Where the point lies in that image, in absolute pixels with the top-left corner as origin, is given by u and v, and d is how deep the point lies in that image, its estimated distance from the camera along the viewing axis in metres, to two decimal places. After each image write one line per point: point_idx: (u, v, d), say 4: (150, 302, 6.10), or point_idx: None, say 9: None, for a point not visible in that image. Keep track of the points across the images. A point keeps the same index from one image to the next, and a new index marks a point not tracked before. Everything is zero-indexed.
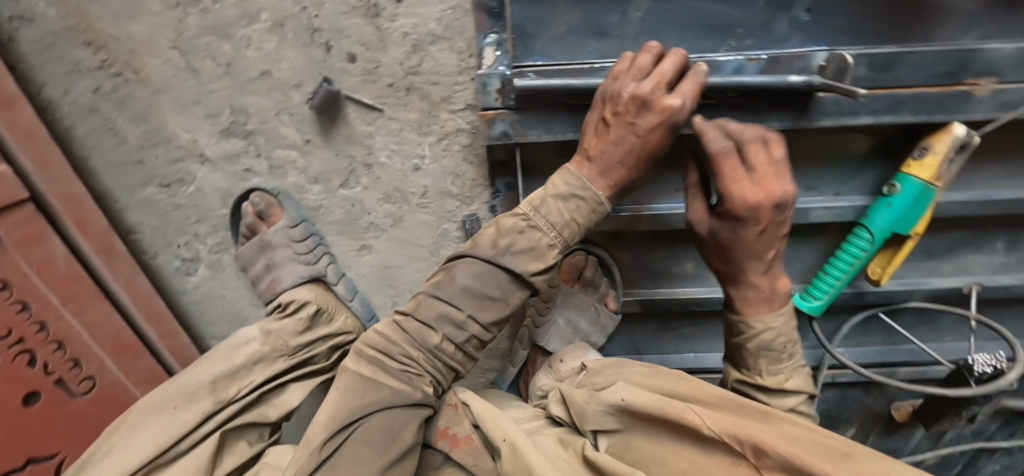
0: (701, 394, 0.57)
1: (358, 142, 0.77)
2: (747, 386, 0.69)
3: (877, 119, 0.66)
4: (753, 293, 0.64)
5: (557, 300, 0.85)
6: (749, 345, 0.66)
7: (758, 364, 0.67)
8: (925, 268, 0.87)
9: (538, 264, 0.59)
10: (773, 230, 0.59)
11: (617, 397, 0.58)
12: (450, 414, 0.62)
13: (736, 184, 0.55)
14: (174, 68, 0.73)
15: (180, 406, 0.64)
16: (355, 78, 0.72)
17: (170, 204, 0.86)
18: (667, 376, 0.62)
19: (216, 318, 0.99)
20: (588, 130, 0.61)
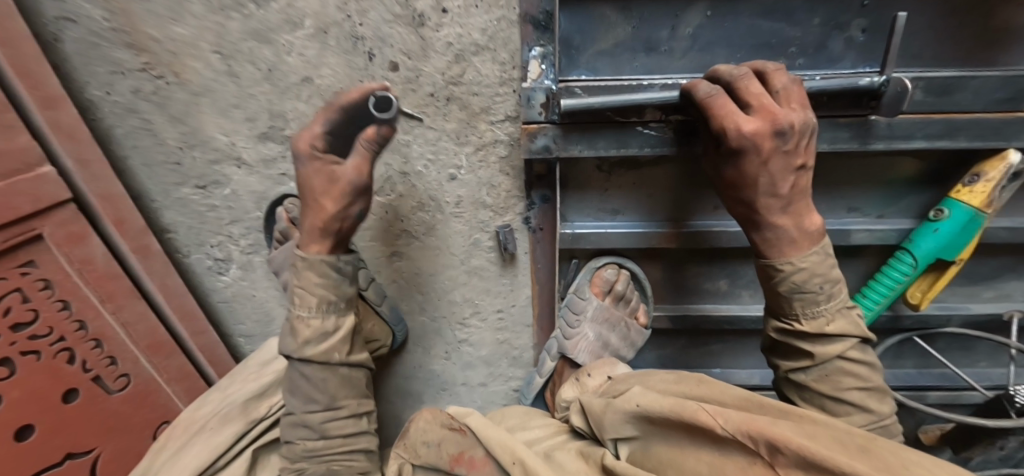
0: (720, 397, 0.56)
1: (395, 150, 0.77)
2: (786, 336, 0.63)
3: (932, 144, 0.64)
4: (776, 235, 0.58)
5: (588, 313, 0.81)
6: (779, 289, 0.60)
7: (793, 308, 0.60)
8: (965, 292, 0.86)
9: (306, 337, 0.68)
10: (784, 158, 0.54)
11: (633, 403, 0.57)
12: (461, 439, 0.66)
13: (727, 116, 0.53)
14: (215, 72, 0.73)
15: (215, 428, 0.69)
16: (396, 86, 0.71)
17: (205, 205, 0.86)
18: (687, 381, 0.61)
19: (245, 317, 1.00)
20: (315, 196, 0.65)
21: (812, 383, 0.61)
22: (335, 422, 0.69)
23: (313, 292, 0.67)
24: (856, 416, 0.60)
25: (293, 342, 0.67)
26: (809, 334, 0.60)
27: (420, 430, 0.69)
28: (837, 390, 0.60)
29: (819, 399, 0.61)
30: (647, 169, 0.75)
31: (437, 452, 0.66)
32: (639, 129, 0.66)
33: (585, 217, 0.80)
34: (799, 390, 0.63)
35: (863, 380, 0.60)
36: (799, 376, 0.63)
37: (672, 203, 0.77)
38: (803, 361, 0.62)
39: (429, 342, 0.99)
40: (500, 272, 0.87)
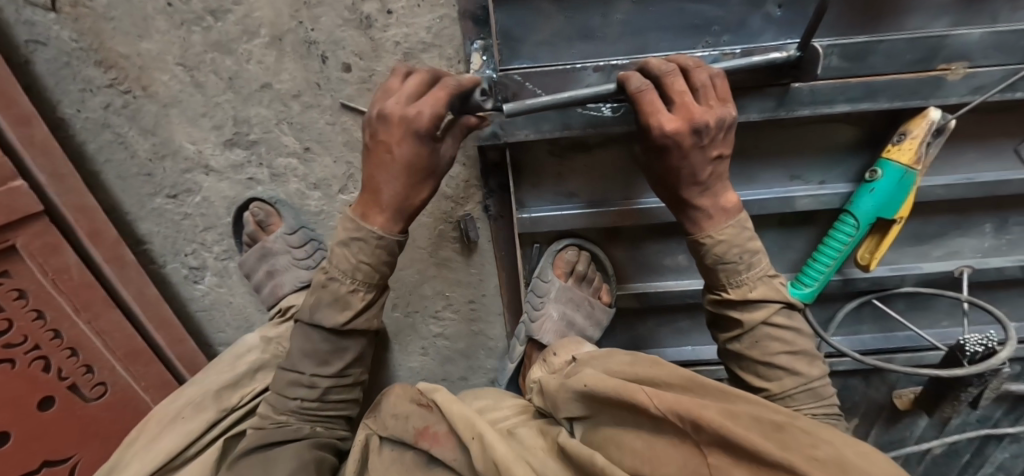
0: (664, 376, 0.55)
1: (356, 148, 0.81)
2: (719, 308, 0.68)
3: (852, 107, 0.69)
4: (698, 214, 0.64)
5: (551, 294, 0.84)
6: (705, 262, 0.65)
7: (720, 278, 0.65)
8: (914, 253, 0.89)
9: (345, 312, 0.72)
10: (701, 151, 0.59)
11: (580, 383, 0.58)
12: (427, 414, 0.68)
13: (653, 114, 0.57)
14: (181, 83, 0.78)
15: (188, 415, 0.72)
16: (352, 86, 0.76)
17: (179, 214, 0.89)
18: (641, 361, 0.59)
19: (225, 325, 1.02)
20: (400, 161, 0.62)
21: (746, 350, 0.66)
22: (337, 388, 0.77)
23: (373, 269, 0.70)
24: (786, 378, 0.65)
25: (344, 314, 0.72)
26: (736, 301, 0.65)
27: (391, 404, 0.72)
28: (767, 355, 0.65)
29: (754, 365, 0.66)
30: (597, 150, 0.78)
31: (404, 425, 0.68)
32: (579, 111, 0.69)
33: (542, 203, 0.82)
34: (736, 359, 0.68)
35: (789, 343, 0.65)
36: (734, 345, 0.67)
37: (624, 181, 0.80)
38: (735, 329, 0.66)
39: (406, 338, 1.01)
40: (466, 262, 0.90)
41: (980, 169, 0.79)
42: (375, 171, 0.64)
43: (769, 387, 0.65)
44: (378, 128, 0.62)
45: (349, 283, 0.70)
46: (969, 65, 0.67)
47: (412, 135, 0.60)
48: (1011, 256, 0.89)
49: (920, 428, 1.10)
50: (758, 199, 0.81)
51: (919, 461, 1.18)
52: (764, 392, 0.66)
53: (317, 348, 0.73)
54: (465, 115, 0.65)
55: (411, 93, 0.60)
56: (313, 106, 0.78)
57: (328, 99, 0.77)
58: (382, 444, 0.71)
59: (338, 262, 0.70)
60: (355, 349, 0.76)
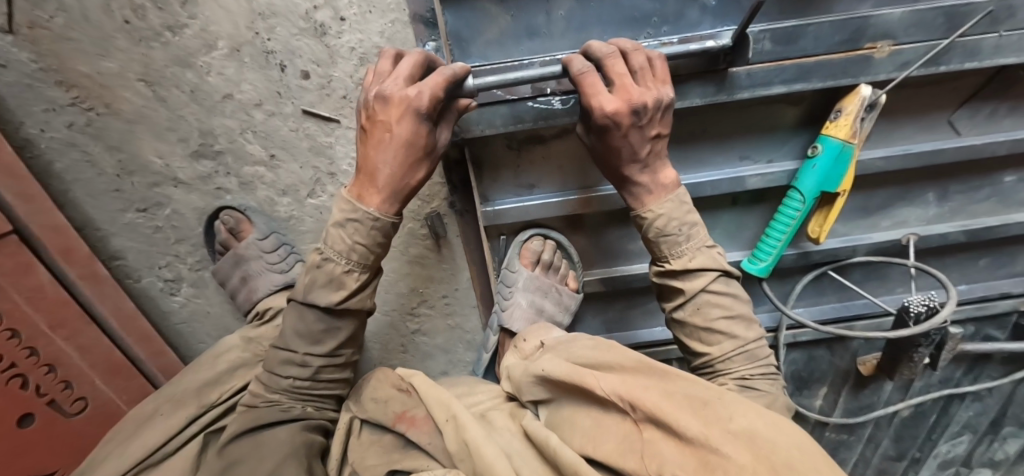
0: (617, 359, 0.58)
1: (321, 153, 0.83)
2: (664, 280, 0.73)
3: (789, 89, 0.73)
4: (640, 191, 0.69)
5: (519, 284, 0.87)
6: (649, 235, 0.70)
7: (662, 250, 0.71)
8: (865, 224, 0.94)
9: (340, 291, 0.72)
10: (639, 132, 0.63)
11: (539, 367, 0.61)
12: (406, 399, 0.70)
13: (594, 97, 0.60)
14: (144, 99, 0.79)
15: (168, 412, 0.73)
16: (312, 93, 0.78)
17: (151, 228, 0.91)
18: (600, 344, 0.62)
19: (204, 336, 1.03)
20: (398, 135, 0.64)
21: (691, 318, 0.72)
22: (328, 368, 0.77)
23: (369, 249, 0.71)
24: (726, 341, 0.71)
25: (339, 293, 0.72)
26: (679, 271, 0.70)
27: (372, 388, 0.74)
28: (708, 320, 0.71)
29: (698, 331, 0.72)
30: (553, 142, 0.81)
31: (383, 409, 0.70)
32: (529, 104, 0.72)
33: (505, 195, 0.84)
34: (682, 328, 0.74)
35: (727, 308, 0.71)
36: (679, 314, 0.73)
37: (581, 170, 0.83)
38: (679, 299, 0.72)
39: (385, 337, 1.03)
40: (437, 257, 0.93)
41: (915, 141, 0.84)
42: (374, 152, 0.66)
43: (711, 350, 0.72)
44: (376, 107, 0.64)
45: (343, 263, 0.70)
46: (893, 43, 0.71)
47: (412, 113, 0.63)
48: (955, 222, 0.94)
49: (887, 392, 1.15)
50: (711, 180, 0.84)
51: (889, 425, 1.23)
52: (707, 356, 0.72)
53: (311, 327, 0.73)
54: (459, 99, 0.67)
55: (409, 76, 0.64)
56: (275, 114, 0.80)
57: (290, 106, 0.79)
58: (361, 427, 0.73)
59: (333, 242, 0.70)
60: (349, 330, 0.76)
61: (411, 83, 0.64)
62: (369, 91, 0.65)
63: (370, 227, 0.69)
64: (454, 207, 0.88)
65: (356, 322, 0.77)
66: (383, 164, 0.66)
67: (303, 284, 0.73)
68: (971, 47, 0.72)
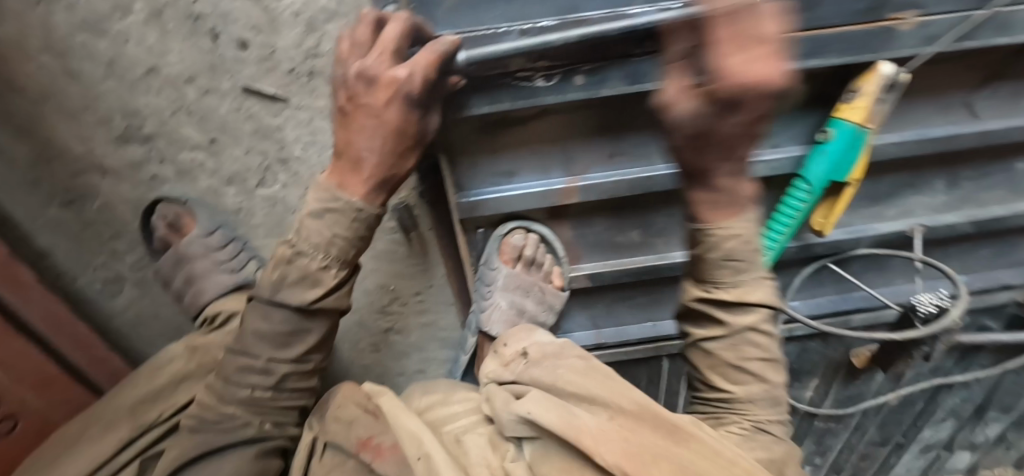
0: (619, 400, 0.51)
1: (268, 137, 0.72)
2: (705, 305, 0.64)
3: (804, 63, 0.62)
4: (709, 196, 0.56)
5: (499, 283, 0.81)
6: (709, 256, 0.60)
7: (719, 275, 0.61)
8: (871, 213, 0.86)
9: (316, 290, 0.63)
10: (754, 124, 0.43)
11: (525, 409, 0.52)
12: (373, 423, 0.61)
13: (678, 100, 0.43)
14: (52, 74, 0.67)
15: (97, 436, 0.63)
16: (252, 67, 0.66)
17: (79, 223, 0.80)
18: (596, 375, 0.56)
19: (154, 337, 0.94)
20: (385, 119, 0.56)
21: (719, 350, 0.65)
22: (294, 376, 0.67)
23: (349, 243, 0.63)
24: (753, 384, 0.65)
25: (314, 292, 0.63)
26: (732, 301, 0.62)
27: (336, 406, 0.65)
28: (741, 358, 0.64)
29: (723, 368, 0.65)
30: (533, 123, 0.69)
31: (347, 431, 0.61)
32: (507, 82, 0.61)
33: (484, 184, 0.74)
34: (707, 358, 0.67)
35: (764, 352, 0.64)
36: (709, 343, 0.66)
37: (564, 154, 0.73)
38: (717, 328, 0.64)
39: (354, 336, 0.95)
40: (408, 253, 0.84)
41: (932, 124, 0.76)
42: (356, 139, 0.59)
43: (734, 390, 0.65)
44: (358, 86, 0.55)
45: (321, 258, 0.62)
46: (921, 13, 0.62)
47: (401, 97, 0.54)
48: (963, 211, 0.87)
49: (876, 383, 1.11)
50: None
51: (877, 413, 1.20)
52: (725, 393, 0.66)
53: (276, 330, 0.63)
54: (451, 76, 0.58)
55: (397, 49, 0.54)
56: (210, 92, 0.68)
57: (227, 82, 0.68)
58: (325, 449, 0.63)
59: (308, 235, 0.61)
60: (319, 332, 0.67)
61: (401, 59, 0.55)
62: (347, 66, 0.56)
63: (353, 217, 0.61)
64: (424, 198, 0.79)
65: (328, 323, 0.67)
66: (367, 150, 0.59)
67: (271, 281, 0.63)
68: (1003, 20, 0.63)
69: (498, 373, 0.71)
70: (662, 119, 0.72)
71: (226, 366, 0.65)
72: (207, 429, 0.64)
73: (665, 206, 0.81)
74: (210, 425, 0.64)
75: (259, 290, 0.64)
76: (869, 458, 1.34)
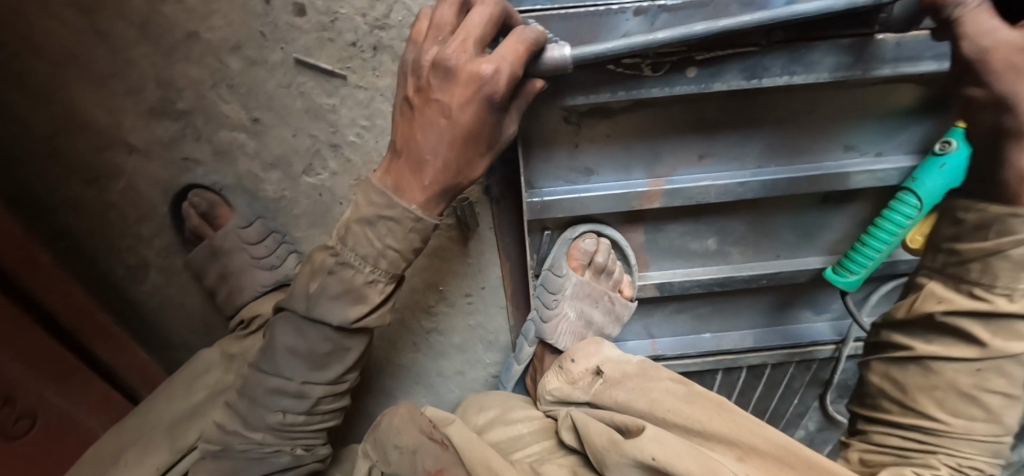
0: (749, 437, 0.45)
1: (320, 118, 0.63)
2: (963, 318, 0.48)
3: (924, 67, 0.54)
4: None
5: (567, 291, 0.72)
6: (1011, 251, 0.45)
7: (1000, 277, 0.46)
8: None
9: (360, 307, 0.53)
10: None
11: (646, 454, 0.43)
12: (441, 455, 0.53)
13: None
14: (76, 34, 0.58)
15: (133, 461, 0.58)
16: (308, 36, 0.57)
17: (101, 204, 0.72)
18: (703, 403, 0.50)
19: (177, 330, 0.85)
20: (456, 119, 0.43)
21: (949, 373, 0.49)
22: (328, 398, 0.61)
23: (402, 257, 0.52)
24: (977, 421, 0.49)
25: (357, 310, 0.53)
26: (1011, 316, 0.46)
27: (392, 431, 0.55)
28: (980, 387, 0.48)
29: (950, 396, 0.49)
30: (621, 116, 0.62)
31: (410, 464, 0.52)
32: (611, 69, 0.53)
33: (556, 182, 0.68)
34: (927, 379, 0.50)
35: (1012, 388, 0.48)
36: (937, 361, 0.50)
37: (651, 152, 0.66)
38: (963, 350, 0.48)
39: (394, 334, 0.88)
40: (463, 252, 0.76)
41: None
42: (415, 139, 0.46)
43: (948, 421, 0.49)
44: (431, 76, 0.43)
45: (367, 272, 0.52)
46: None
47: (483, 97, 0.42)
48: None
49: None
50: (808, 177, 0.67)
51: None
52: (936, 424, 0.49)
53: (312, 349, 0.56)
54: (531, 78, 0.46)
55: (483, 38, 0.42)
56: (257, 63, 0.59)
57: (278, 53, 0.59)
58: None
59: (354, 244, 0.51)
60: (358, 350, 0.59)
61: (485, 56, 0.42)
62: (422, 51, 0.44)
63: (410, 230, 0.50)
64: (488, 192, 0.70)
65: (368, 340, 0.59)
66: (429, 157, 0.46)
67: (308, 294, 0.54)
68: None
69: (565, 392, 0.65)
70: (765, 118, 0.64)
71: (254, 387, 0.58)
72: (234, 457, 0.59)
73: (751, 214, 0.73)
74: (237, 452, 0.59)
75: (294, 303, 0.56)
76: None
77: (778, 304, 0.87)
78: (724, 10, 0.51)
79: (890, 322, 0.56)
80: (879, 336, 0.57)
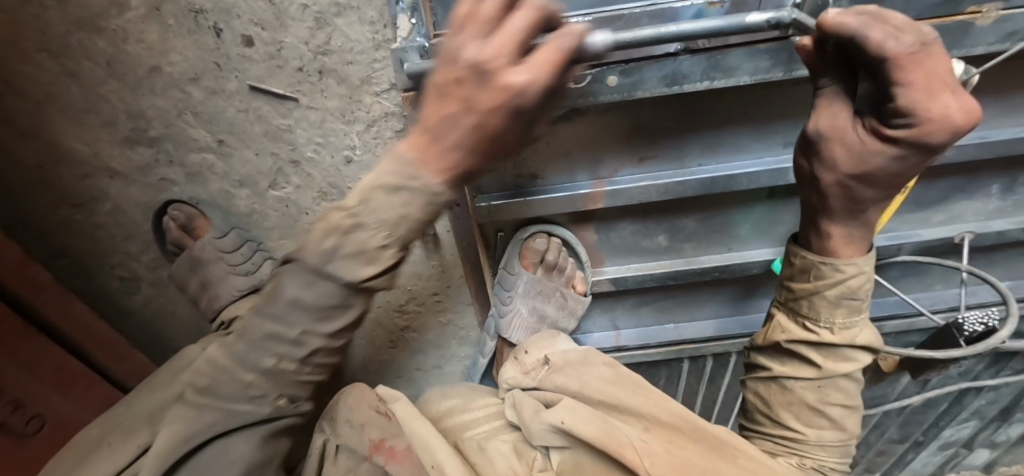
0: (653, 410, 0.47)
1: (279, 138, 0.68)
2: (801, 344, 0.57)
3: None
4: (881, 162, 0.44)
5: (519, 289, 0.78)
6: (829, 292, 0.53)
7: (822, 313, 0.54)
8: (915, 219, 0.81)
9: None
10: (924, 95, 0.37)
11: (557, 419, 0.47)
12: (385, 425, 0.57)
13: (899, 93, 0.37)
14: (50, 73, 0.63)
15: (114, 442, 0.62)
16: (259, 65, 0.61)
17: (91, 225, 0.78)
18: (623, 383, 0.52)
19: (174, 332, 0.94)
20: None
21: (799, 389, 0.57)
22: None
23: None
24: (826, 428, 0.56)
25: None
26: (836, 344, 0.55)
27: (348, 408, 0.60)
28: (822, 399, 0.56)
29: (804, 410, 0.56)
30: (560, 125, 0.66)
31: (359, 435, 0.56)
32: None
33: (504, 186, 0.72)
34: (784, 395, 0.58)
35: (848, 400, 0.56)
36: (789, 381, 0.58)
37: (592, 157, 0.69)
38: (806, 371, 0.56)
39: (372, 333, 0.93)
40: (425, 254, 0.80)
41: (996, 126, 0.69)
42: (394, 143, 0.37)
43: (804, 431, 0.56)
44: None
45: None
46: (1004, 5, 0.51)
47: None
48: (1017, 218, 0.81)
49: (901, 384, 1.10)
50: (748, 173, 0.68)
51: (897, 413, 1.17)
52: (796, 433, 0.56)
53: None
54: None
55: None
56: (217, 92, 0.64)
57: (233, 81, 0.63)
58: (339, 452, 0.58)
59: None
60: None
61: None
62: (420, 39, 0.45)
63: None
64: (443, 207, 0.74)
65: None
66: None
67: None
68: None
69: (518, 380, 0.68)
70: (700, 120, 0.66)
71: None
72: None
73: (698, 211, 0.76)
74: None
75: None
76: (885, 454, 1.31)
77: (737, 294, 0.89)
78: (635, 23, 0.54)
79: (757, 347, 0.63)
80: (749, 359, 0.64)
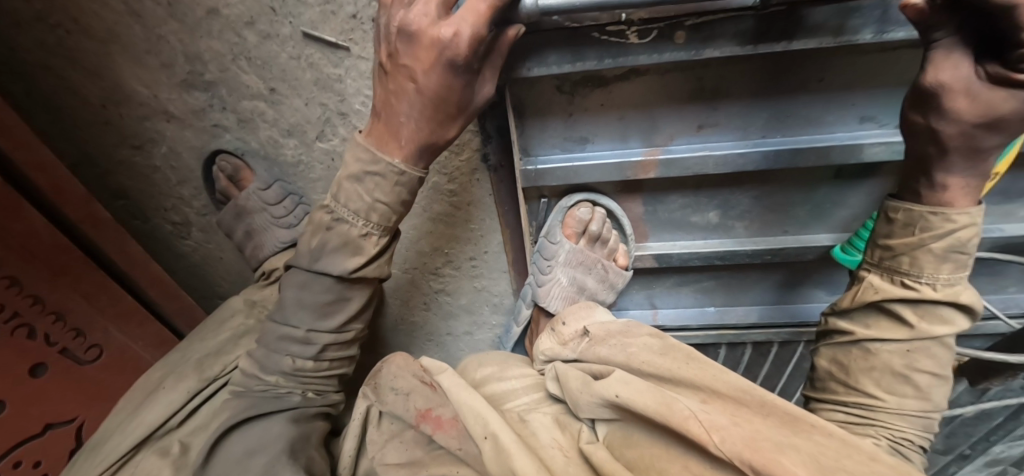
0: (711, 382, 0.43)
1: (329, 88, 0.67)
2: (895, 303, 0.53)
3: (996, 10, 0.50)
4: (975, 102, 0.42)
5: (560, 258, 0.77)
6: (935, 245, 0.50)
7: (926, 268, 0.51)
8: (1000, 212, 0.74)
9: (335, 313, 0.67)
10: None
11: (611, 392, 0.47)
12: (431, 395, 0.61)
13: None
14: (115, 12, 0.65)
15: (169, 386, 0.69)
16: (313, 9, 0.60)
17: (148, 167, 0.81)
18: (676, 353, 0.49)
19: (220, 279, 0.98)
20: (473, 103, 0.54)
21: (885, 354, 0.54)
22: (334, 346, 0.70)
23: (391, 210, 0.60)
24: (910, 394, 0.55)
25: (355, 261, 0.63)
26: (936, 302, 0.52)
27: (391, 376, 0.65)
28: (910, 364, 0.54)
29: (887, 377, 0.54)
30: (618, 85, 0.62)
31: (405, 403, 0.62)
32: (597, 37, 0.53)
33: (551, 150, 0.70)
34: (867, 360, 0.56)
35: (939, 368, 0.54)
36: (874, 344, 0.55)
37: (648, 121, 0.66)
38: (898, 333, 0.53)
39: (406, 293, 0.94)
40: (467, 217, 0.79)
41: None
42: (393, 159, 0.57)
43: (886, 398, 0.55)
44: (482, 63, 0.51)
45: (361, 225, 0.61)
46: None
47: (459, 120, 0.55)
48: None
49: (955, 393, 1.01)
50: (818, 148, 0.63)
51: (945, 423, 1.09)
52: (873, 399, 0.55)
53: (314, 299, 0.65)
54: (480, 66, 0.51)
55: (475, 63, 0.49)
56: (271, 37, 0.64)
57: (287, 26, 0.63)
58: (382, 417, 0.65)
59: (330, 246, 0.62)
60: (359, 300, 0.68)
61: (449, 71, 0.48)
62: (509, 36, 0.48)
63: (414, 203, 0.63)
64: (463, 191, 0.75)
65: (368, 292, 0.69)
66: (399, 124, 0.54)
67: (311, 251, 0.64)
68: None
69: (555, 351, 0.68)
70: (770, 86, 0.62)
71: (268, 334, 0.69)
72: (252, 395, 0.68)
73: (755, 188, 0.72)
74: (257, 392, 0.68)
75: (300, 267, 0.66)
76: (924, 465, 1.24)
77: (786, 282, 0.84)
78: None
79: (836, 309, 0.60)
80: (825, 323, 0.61)
